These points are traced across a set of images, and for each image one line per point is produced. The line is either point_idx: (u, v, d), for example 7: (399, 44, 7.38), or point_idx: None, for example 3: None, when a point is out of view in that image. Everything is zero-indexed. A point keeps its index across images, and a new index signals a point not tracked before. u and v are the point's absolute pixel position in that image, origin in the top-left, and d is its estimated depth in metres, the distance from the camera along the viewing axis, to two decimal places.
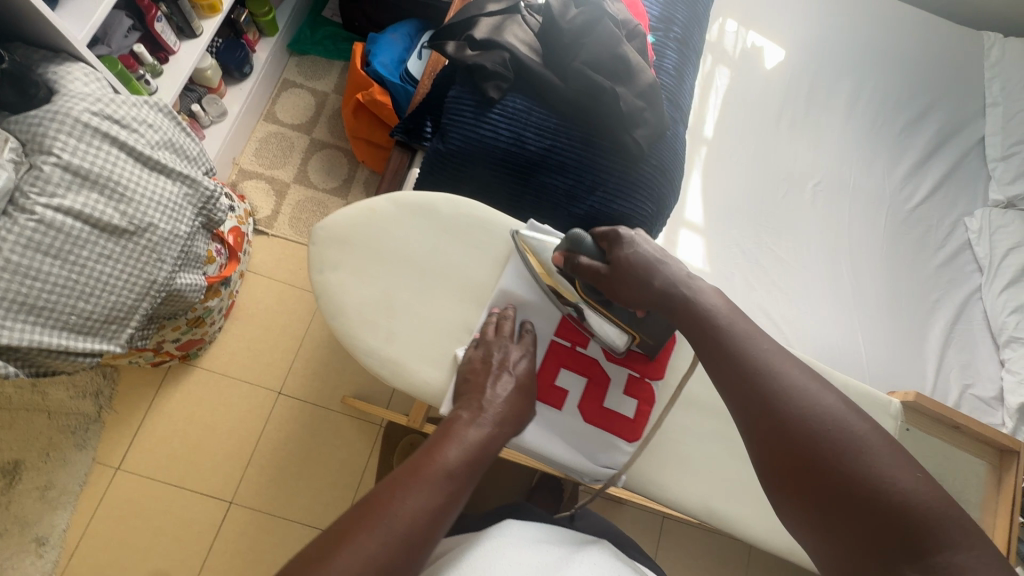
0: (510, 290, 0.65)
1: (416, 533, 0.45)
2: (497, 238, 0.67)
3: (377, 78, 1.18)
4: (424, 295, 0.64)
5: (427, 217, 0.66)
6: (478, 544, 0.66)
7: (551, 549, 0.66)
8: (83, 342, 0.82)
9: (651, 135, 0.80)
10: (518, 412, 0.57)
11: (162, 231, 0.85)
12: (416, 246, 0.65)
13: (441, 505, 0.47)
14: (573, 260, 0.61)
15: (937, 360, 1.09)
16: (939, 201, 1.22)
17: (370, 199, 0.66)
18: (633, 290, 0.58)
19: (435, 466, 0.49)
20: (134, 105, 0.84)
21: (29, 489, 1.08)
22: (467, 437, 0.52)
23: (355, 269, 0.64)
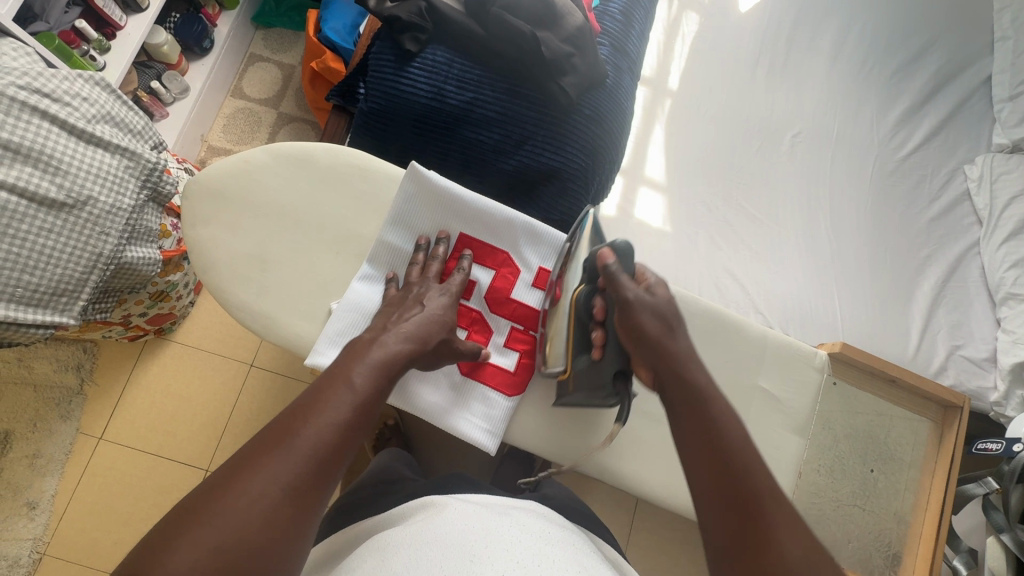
0: (388, 241, 0.62)
1: (320, 462, 0.43)
2: (378, 187, 0.64)
3: (329, 45, 1.16)
4: (298, 249, 0.62)
5: (304, 168, 0.63)
6: (399, 534, 0.61)
7: (479, 513, 0.64)
8: (33, 314, 0.84)
9: (581, 82, 0.76)
10: (428, 332, 0.55)
11: (103, 204, 0.86)
12: (293, 198, 0.62)
13: (346, 431, 0.45)
14: (614, 269, 0.55)
15: (923, 320, 1.01)
16: (936, 148, 1.12)
17: (244, 151, 0.64)
18: (637, 335, 0.54)
19: (339, 389, 0.47)
20: (66, 79, 0.85)
21: (20, 457, 1.14)
22: (374, 360, 0.50)
23: (228, 223, 0.61)
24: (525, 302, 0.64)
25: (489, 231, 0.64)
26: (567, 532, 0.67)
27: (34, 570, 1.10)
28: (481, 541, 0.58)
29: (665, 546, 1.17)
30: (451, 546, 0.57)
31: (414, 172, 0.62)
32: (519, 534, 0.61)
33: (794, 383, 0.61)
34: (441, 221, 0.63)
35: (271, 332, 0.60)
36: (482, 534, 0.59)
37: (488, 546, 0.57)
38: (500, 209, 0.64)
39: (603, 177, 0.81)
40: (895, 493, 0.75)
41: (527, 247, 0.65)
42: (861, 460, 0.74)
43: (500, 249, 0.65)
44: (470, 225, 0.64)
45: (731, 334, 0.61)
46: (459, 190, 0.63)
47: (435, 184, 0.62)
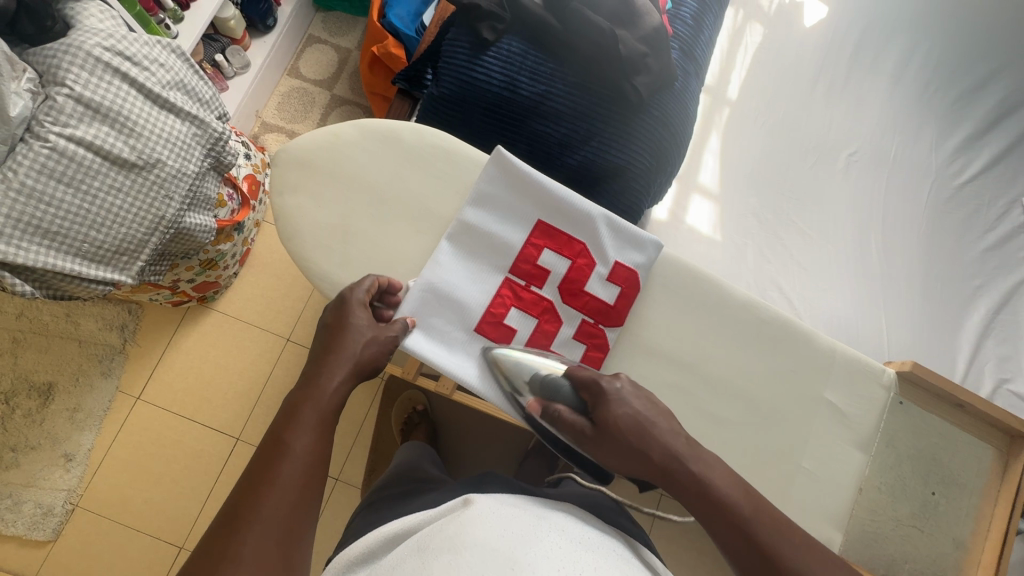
0: (468, 221, 0.62)
1: (292, 531, 0.44)
2: (460, 168, 0.64)
3: (391, 31, 1.17)
4: (378, 223, 0.63)
5: (390, 144, 0.64)
6: (442, 532, 0.60)
7: (522, 517, 0.63)
8: (95, 270, 0.86)
9: (653, 83, 0.76)
10: (366, 367, 0.54)
11: (170, 169, 0.88)
12: (378, 173, 0.63)
13: (305, 492, 0.46)
14: (551, 410, 0.54)
15: (970, 350, 0.99)
16: (995, 178, 1.10)
17: (335, 124, 0.65)
18: (619, 457, 0.53)
19: (283, 464, 0.47)
20: (147, 44, 0.86)
21: (60, 409, 1.18)
22: (316, 416, 0.50)
23: (314, 193, 0.63)
24: (598, 296, 0.62)
25: (568, 220, 0.63)
26: (607, 540, 0.66)
27: (67, 520, 1.13)
28: (526, 548, 0.57)
29: (684, 555, 1.16)
30: (496, 551, 0.56)
31: (498, 156, 0.63)
32: (563, 545, 0.60)
33: (858, 397, 0.61)
34: (521, 206, 0.63)
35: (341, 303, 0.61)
36: (527, 541, 0.59)
37: (534, 556, 0.56)
38: (582, 201, 0.63)
39: (663, 179, 0.81)
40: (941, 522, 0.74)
41: (608, 242, 0.62)
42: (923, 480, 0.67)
43: (578, 240, 0.63)
44: (549, 213, 0.63)
45: (799, 345, 0.61)
46: (543, 179, 0.63)
47: (520, 170, 0.63)
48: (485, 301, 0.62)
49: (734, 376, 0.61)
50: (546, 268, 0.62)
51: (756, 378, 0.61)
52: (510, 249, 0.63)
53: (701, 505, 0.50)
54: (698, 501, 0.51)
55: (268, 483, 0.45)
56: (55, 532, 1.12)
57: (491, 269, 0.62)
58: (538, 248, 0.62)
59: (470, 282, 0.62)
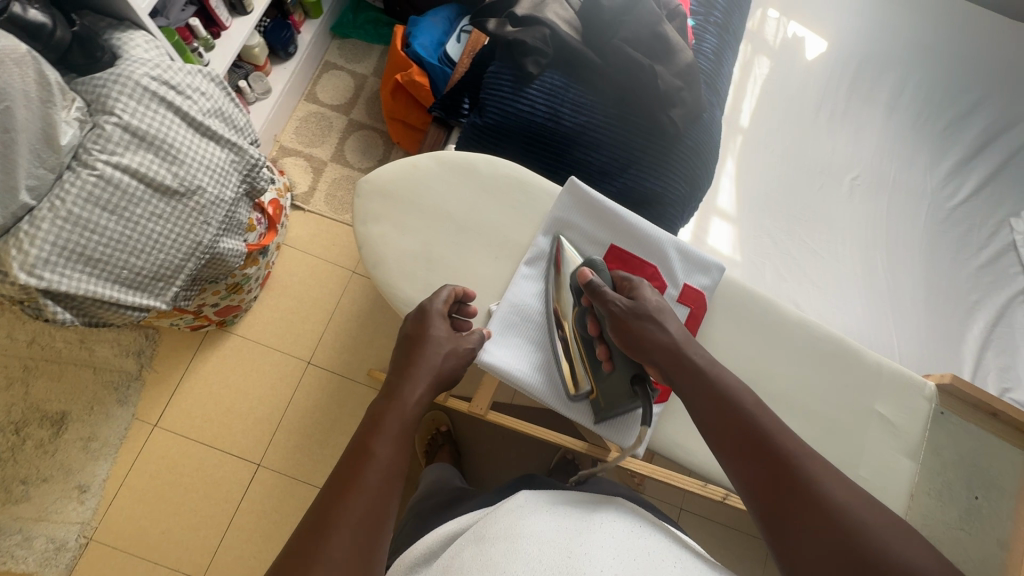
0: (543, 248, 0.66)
1: (369, 540, 0.44)
2: (533, 199, 0.68)
3: (415, 59, 1.21)
4: (458, 251, 0.66)
5: (466, 176, 0.68)
6: (496, 525, 0.62)
7: (570, 510, 0.65)
8: (132, 296, 0.86)
9: (687, 115, 0.81)
10: (442, 382, 0.57)
11: (209, 195, 0.89)
12: (455, 203, 0.67)
13: (379, 502, 0.46)
14: (597, 283, 0.60)
15: (973, 362, 1.06)
16: (984, 200, 1.18)
17: (413, 156, 0.68)
18: (637, 334, 0.58)
19: (365, 470, 0.47)
20: (189, 73, 0.88)
21: (74, 439, 1.14)
22: (394, 429, 0.51)
23: (395, 223, 0.66)
24: None
25: (638, 246, 0.67)
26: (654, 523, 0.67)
27: (79, 555, 1.09)
28: (577, 549, 0.58)
29: None
30: (547, 542, 0.58)
31: (571, 187, 0.67)
32: (612, 535, 0.61)
33: (903, 408, 0.65)
34: (595, 232, 0.67)
35: None
36: (576, 533, 0.60)
37: (585, 547, 0.58)
38: (652, 227, 0.67)
39: (695, 204, 0.86)
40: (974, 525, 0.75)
41: (677, 265, 0.66)
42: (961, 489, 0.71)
43: (648, 264, 0.67)
44: (620, 239, 0.66)
45: (851, 360, 0.65)
46: (614, 207, 0.67)
47: (592, 199, 0.66)
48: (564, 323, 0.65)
49: (791, 389, 0.64)
50: None
51: (811, 391, 0.64)
52: None
53: (696, 388, 0.55)
54: (700, 391, 0.55)
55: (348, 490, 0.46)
56: (68, 567, 1.08)
57: None
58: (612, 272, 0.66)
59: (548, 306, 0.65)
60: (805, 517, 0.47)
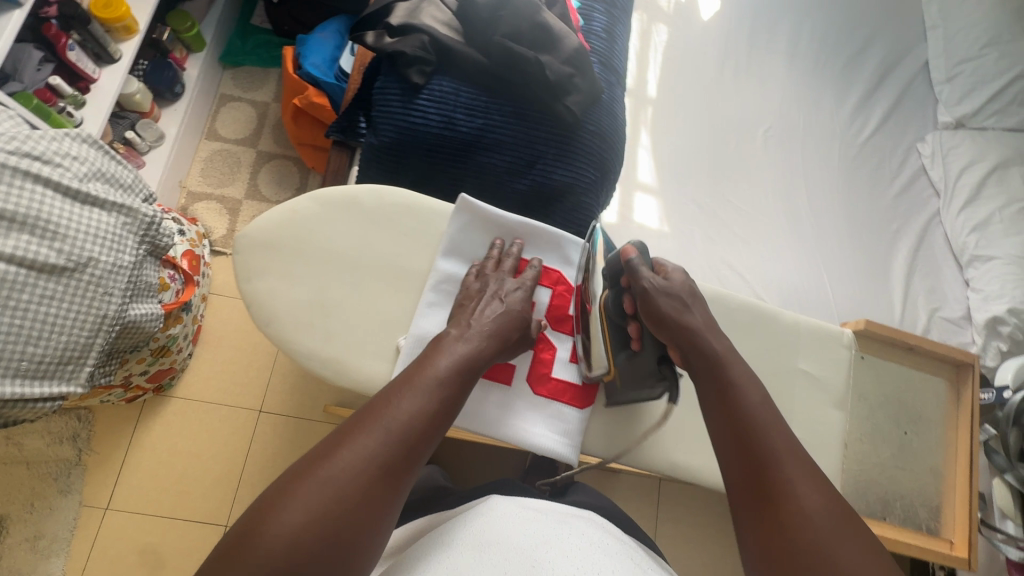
0: (446, 271, 0.65)
1: (379, 483, 0.43)
2: (426, 223, 0.66)
3: (310, 80, 1.15)
4: (356, 291, 0.63)
5: (351, 211, 0.65)
6: (465, 529, 0.55)
7: (537, 520, 0.57)
8: (39, 387, 0.80)
9: (584, 101, 0.79)
10: (499, 349, 0.56)
11: (104, 264, 0.83)
12: (345, 241, 0.64)
13: (421, 429, 0.47)
14: (636, 263, 0.59)
15: (902, 288, 1.10)
16: (890, 130, 1.22)
17: (291, 200, 0.65)
18: (667, 316, 0.58)
19: (423, 382, 0.50)
20: (54, 139, 0.82)
21: (20, 541, 1.07)
22: (434, 382, 0.50)
23: (282, 273, 0.62)
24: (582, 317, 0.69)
25: (542, 253, 0.69)
26: (623, 545, 0.59)
27: None
28: (545, 549, 0.51)
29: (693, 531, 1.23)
30: (506, 554, 0.50)
31: (464, 204, 0.65)
32: (580, 546, 0.53)
33: (828, 362, 0.67)
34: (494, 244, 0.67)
35: (334, 375, 0.61)
36: (543, 541, 0.53)
37: (550, 557, 0.50)
38: (551, 231, 0.68)
39: (609, 188, 0.85)
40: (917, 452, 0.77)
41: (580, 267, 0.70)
42: (892, 422, 0.74)
43: (553, 268, 0.69)
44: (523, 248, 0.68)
45: (774, 325, 0.66)
46: (510, 217, 0.67)
47: (487, 214, 0.66)
48: None
49: None
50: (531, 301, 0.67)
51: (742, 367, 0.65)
52: None
53: (711, 379, 0.56)
54: (708, 377, 0.56)
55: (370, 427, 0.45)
56: None
57: None
58: None
59: None
60: (764, 505, 0.47)
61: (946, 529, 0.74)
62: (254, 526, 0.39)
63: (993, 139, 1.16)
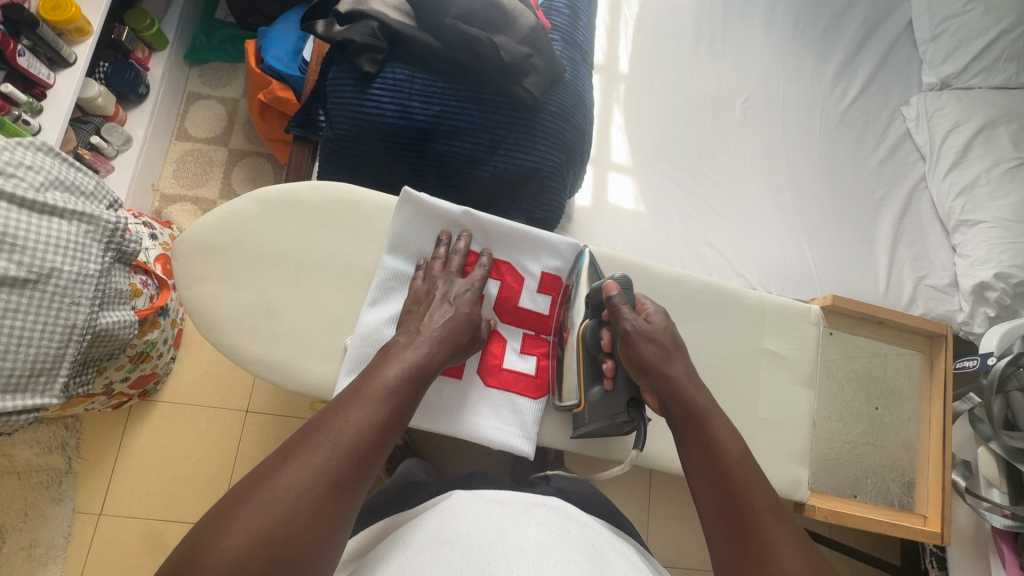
0: (391, 267, 0.63)
1: (326, 499, 0.42)
2: (369, 218, 0.65)
3: (274, 74, 1.12)
4: (302, 292, 0.62)
5: (291, 210, 0.64)
6: (425, 527, 0.55)
7: (496, 514, 0.56)
8: (12, 400, 0.79)
9: (543, 81, 0.77)
10: (452, 353, 0.56)
11: (68, 273, 0.82)
12: (286, 241, 0.63)
13: (373, 437, 0.46)
14: (618, 300, 0.58)
15: (888, 257, 1.07)
16: (874, 94, 1.19)
17: (227, 203, 0.63)
18: (641, 358, 0.56)
19: (373, 391, 0.49)
20: (7, 149, 0.80)
21: (16, 549, 1.09)
22: (383, 391, 0.49)
23: (225, 278, 0.61)
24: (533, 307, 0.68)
25: (491, 245, 0.67)
26: (588, 530, 0.58)
27: None
28: (501, 542, 0.51)
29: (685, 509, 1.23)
30: (461, 555, 0.50)
31: (405, 197, 0.63)
32: (538, 539, 0.53)
33: (794, 339, 0.68)
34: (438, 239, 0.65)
35: (291, 377, 0.60)
36: (500, 533, 0.53)
37: (504, 554, 0.50)
38: (497, 221, 0.66)
39: (575, 170, 0.83)
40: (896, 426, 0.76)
41: (530, 255, 0.68)
42: (865, 397, 0.73)
43: (501, 260, 0.68)
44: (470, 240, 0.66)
45: (735, 306, 0.67)
46: (454, 209, 0.65)
47: (430, 206, 0.64)
48: None
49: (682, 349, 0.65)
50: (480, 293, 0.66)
51: (702, 347, 0.66)
52: None
53: (693, 431, 0.54)
54: (688, 426, 0.54)
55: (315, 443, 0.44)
56: None
57: None
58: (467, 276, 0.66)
59: None
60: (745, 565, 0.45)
61: (919, 503, 0.73)
62: (204, 541, 0.38)
63: (979, 98, 1.12)
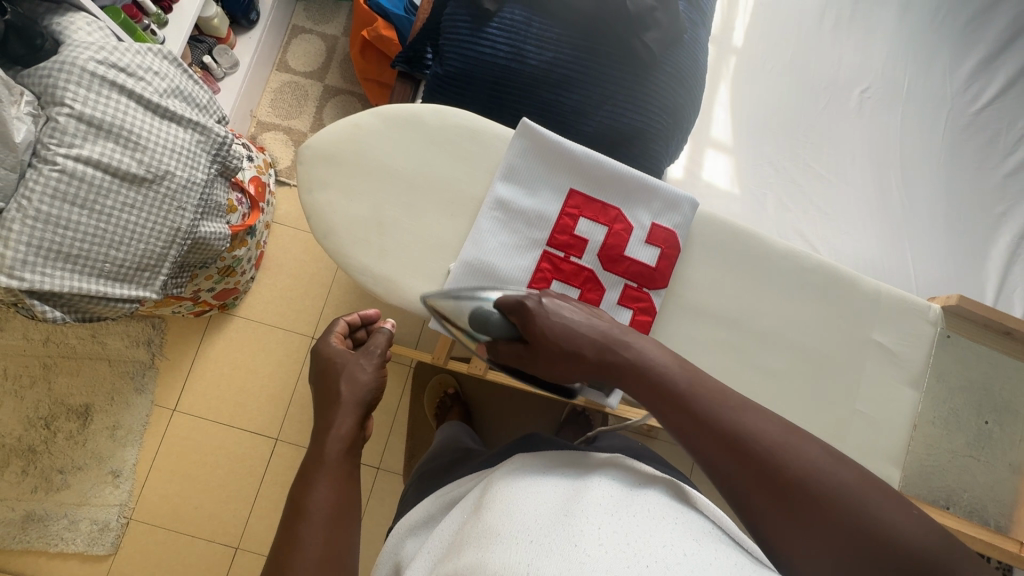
0: (501, 199, 0.63)
1: (341, 521, 0.47)
2: (485, 147, 0.65)
3: (380, 12, 1.13)
4: (412, 210, 0.64)
5: (412, 131, 0.65)
6: (492, 489, 0.54)
7: (561, 476, 0.54)
8: (119, 289, 0.85)
9: (664, 38, 0.74)
10: (359, 410, 0.55)
11: (179, 179, 0.86)
12: (402, 160, 0.64)
13: (340, 483, 0.49)
14: (500, 346, 0.55)
15: (1001, 275, 0.99)
16: (1017, 97, 1.07)
17: (355, 115, 0.66)
18: (567, 368, 0.53)
19: (328, 454, 0.51)
20: (138, 53, 0.84)
21: (100, 429, 1.19)
22: (338, 448, 0.51)
23: (341, 189, 0.64)
24: (639, 260, 0.64)
25: (602, 190, 0.65)
26: (656, 479, 0.56)
27: (122, 533, 1.16)
28: (574, 497, 0.49)
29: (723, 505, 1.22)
30: (539, 510, 0.48)
31: (525, 130, 0.64)
32: (612, 492, 0.51)
33: (907, 334, 0.65)
34: (552, 177, 0.65)
35: (385, 298, 0.63)
36: (571, 491, 0.51)
37: (581, 508, 0.48)
38: (613, 166, 0.64)
39: (680, 136, 0.80)
40: (1001, 450, 0.71)
41: (639, 205, 0.65)
42: (975, 411, 0.70)
43: (611, 206, 0.65)
44: (582, 182, 0.65)
45: (849, 290, 0.65)
46: (571, 147, 0.64)
47: (546, 140, 0.64)
48: (527, 279, 0.63)
49: (784, 326, 0.64)
50: (584, 238, 0.64)
51: (804, 327, 0.64)
52: (547, 221, 0.64)
53: (651, 393, 0.50)
54: (648, 393, 0.51)
55: (292, 549, 0.44)
56: (114, 546, 1.15)
57: (529, 244, 0.64)
58: (574, 218, 0.64)
59: (506, 259, 0.63)
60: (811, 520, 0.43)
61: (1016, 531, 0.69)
62: None
63: None
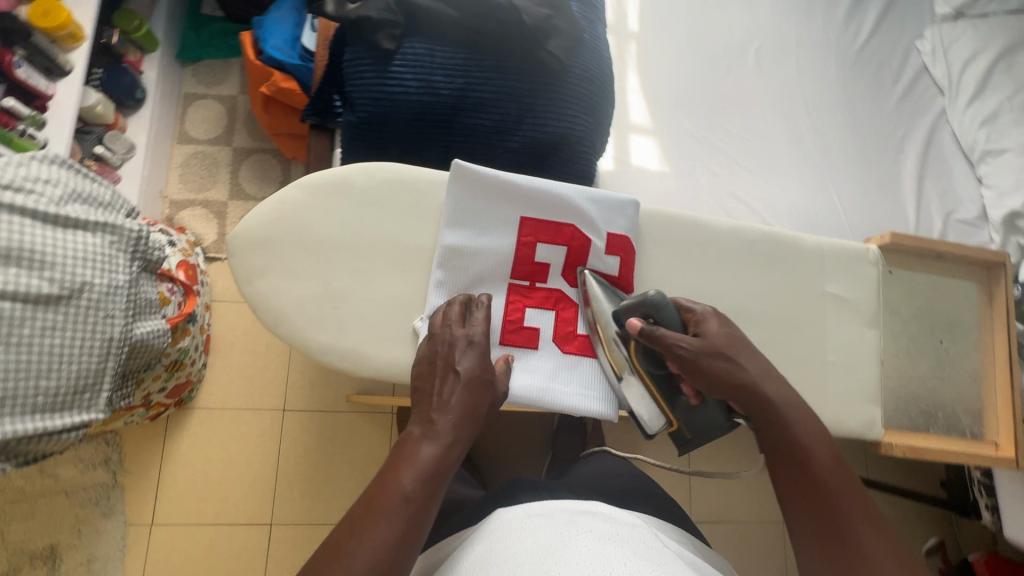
0: (454, 244, 0.63)
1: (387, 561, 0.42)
2: (422, 194, 0.64)
3: (275, 65, 1.09)
4: (365, 276, 0.62)
5: (344, 195, 0.63)
6: (472, 555, 0.52)
7: (539, 527, 0.53)
8: (59, 419, 0.77)
9: (566, 42, 0.75)
10: (462, 431, 0.50)
11: (100, 287, 0.78)
12: (341, 227, 0.62)
13: (407, 523, 0.44)
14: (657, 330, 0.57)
15: (916, 193, 1.06)
16: (888, 30, 1.16)
17: (279, 191, 0.63)
18: (715, 372, 0.56)
19: (401, 474, 0.47)
20: (21, 165, 0.78)
21: (74, 567, 1.09)
22: (414, 472, 0.47)
23: (285, 270, 0.61)
24: (601, 270, 0.65)
25: (548, 211, 0.65)
26: (637, 527, 0.55)
27: None
28: (553, 556, 0.48)
29: None
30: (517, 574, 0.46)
31: (459, 170, 0.63)
32: (593, 545, 0.49)
33: (855, 278, 0.69)
34: (497, 210, 0.64)
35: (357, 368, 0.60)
36: (549, 547, 0.49)
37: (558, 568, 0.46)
38: (553, 185, 0.65)
39: (605, 133, 0.81)
40: (957, 359, 0.77)
41: (588, 216, 0.65)
42: (928, 331, 0.75)
43: (562, 225, 0.65)
44: (528, 208, 0.65)
45: (794, 250, 0.68)
46: (508, 176, 0.64)
47: (481, 176, 0.64)
48: (502, 314, 0.63)
49: (748, 299, 0.67)
50: (545, 262, 0.65)
51: (764, 296, 0.67)
52: (504, 255, 0.64)
53: (772, 426, 0.55)
54: (770, 422, 0.55)
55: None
56: None
57: (493, 281, 0.64)
58: (531, 245, 0.64)
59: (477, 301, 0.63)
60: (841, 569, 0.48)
61: (989, 431, 0.75)
62: None
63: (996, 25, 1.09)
